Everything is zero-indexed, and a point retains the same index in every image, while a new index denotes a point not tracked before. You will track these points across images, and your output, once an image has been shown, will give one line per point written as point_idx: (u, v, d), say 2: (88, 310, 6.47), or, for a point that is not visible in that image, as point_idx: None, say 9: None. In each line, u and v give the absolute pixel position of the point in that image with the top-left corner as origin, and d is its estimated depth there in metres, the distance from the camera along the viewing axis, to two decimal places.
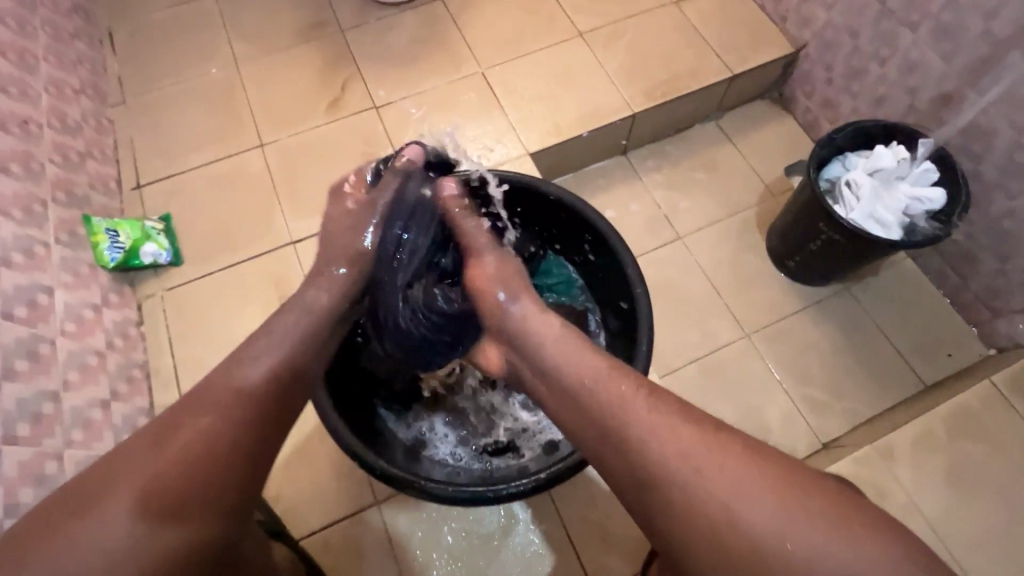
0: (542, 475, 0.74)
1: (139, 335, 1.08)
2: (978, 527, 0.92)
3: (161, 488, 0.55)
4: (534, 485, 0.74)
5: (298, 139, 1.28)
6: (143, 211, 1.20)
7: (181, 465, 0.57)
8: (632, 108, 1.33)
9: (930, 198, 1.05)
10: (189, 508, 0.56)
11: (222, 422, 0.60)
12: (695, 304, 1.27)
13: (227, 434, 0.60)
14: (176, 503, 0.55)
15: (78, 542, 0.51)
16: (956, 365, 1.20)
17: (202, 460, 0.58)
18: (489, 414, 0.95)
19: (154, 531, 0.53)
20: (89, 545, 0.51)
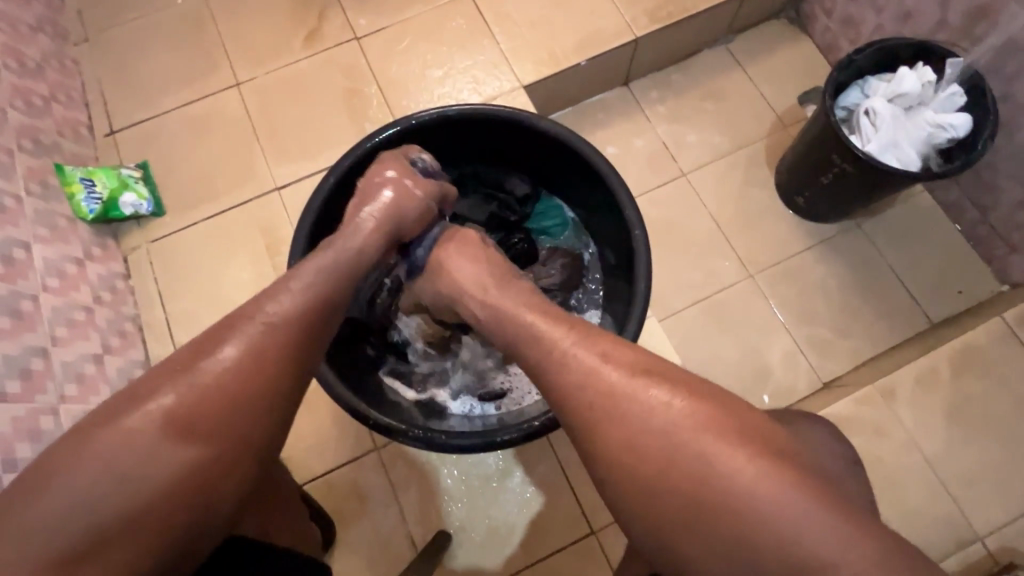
0: (537, 421, 0.73)
1: (128, 288, 1.06)
2: (974, 464, 0.92)
3: (194, 416, 0.52)
4: (529, 433, 0.73)
5: (275, 77, 1.19)
6: (119, 159, 1.14)
7: (200, 395, 0.53)
8: (634, 32, 1.22)
9: (954, 124, 0.97)
10: (222, 435, 0.53)
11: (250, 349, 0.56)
12: (698, 244, 1.22)
13: (248, 371, 0.55)
14: (210, 430, 0.52)
15: (107, 465, 0.48)
16: (966, 302, 1.17)
17: (247, 391, 0.54)
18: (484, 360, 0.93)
19: (187, 455, 0.51)
20: (123, 466, 0.48)
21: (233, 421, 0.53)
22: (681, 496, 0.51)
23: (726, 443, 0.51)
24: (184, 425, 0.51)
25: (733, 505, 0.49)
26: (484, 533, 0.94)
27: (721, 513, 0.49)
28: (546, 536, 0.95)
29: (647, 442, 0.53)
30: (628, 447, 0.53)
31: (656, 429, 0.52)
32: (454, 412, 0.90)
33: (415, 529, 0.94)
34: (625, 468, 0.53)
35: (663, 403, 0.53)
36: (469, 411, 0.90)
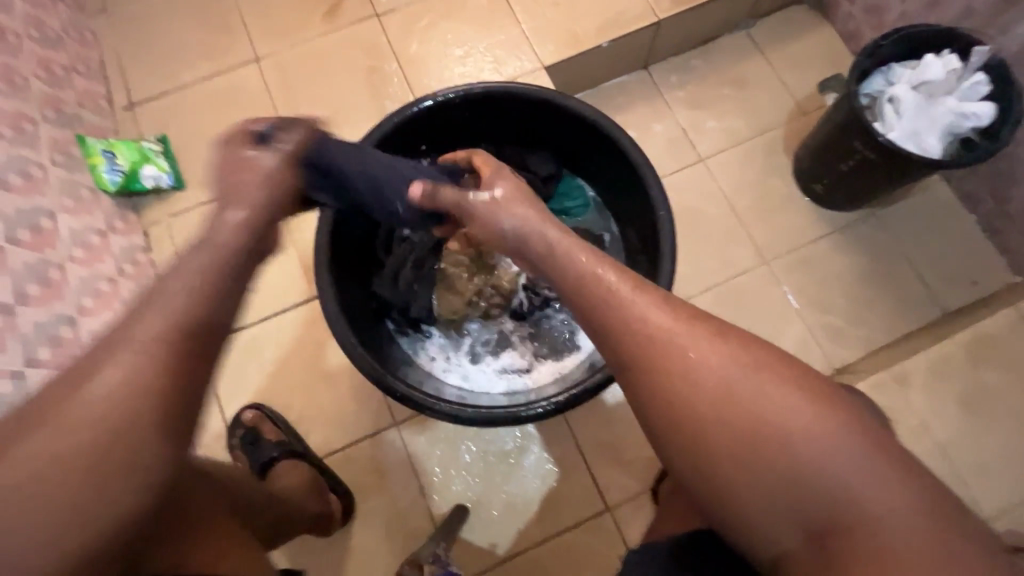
0: (560, 398, 0.74)
1: (149, 261, 1.06)
2: (985, 449, 0.94)
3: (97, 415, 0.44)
4: (552, 408, 0.74)
5: (295, 53, 1.19)
6: (138, 132, 1.14)
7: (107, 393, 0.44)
8: (656, 15, 1.21)
9: (977, 114, 0.97)
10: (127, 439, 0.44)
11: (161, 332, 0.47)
12: (714, 230, 1.23)
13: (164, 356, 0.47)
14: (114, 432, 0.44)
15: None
16: (980, 293, 1.17)
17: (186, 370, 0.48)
18: (505, 335, 0.94)
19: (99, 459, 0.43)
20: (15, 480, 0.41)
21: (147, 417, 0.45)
22: (732, 441, 0.50)
23: (783, 391, 0.50)
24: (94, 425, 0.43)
25: (784, 451, 0.49)
26: (501, 509, 0.96)
27: (772, 458, 0.49)
28: (561, 513, 0.96)
29: (701, 391, 0.52)
30: (682, 390, 0.53)
31: (713, 377, 0.52)
32: (479, 387, 0.91)
33: (433, 503, 0.96)
34: (679, 411, 0.52)
35: (719, 353, 0.52)
36: (494, 387, 0.91)
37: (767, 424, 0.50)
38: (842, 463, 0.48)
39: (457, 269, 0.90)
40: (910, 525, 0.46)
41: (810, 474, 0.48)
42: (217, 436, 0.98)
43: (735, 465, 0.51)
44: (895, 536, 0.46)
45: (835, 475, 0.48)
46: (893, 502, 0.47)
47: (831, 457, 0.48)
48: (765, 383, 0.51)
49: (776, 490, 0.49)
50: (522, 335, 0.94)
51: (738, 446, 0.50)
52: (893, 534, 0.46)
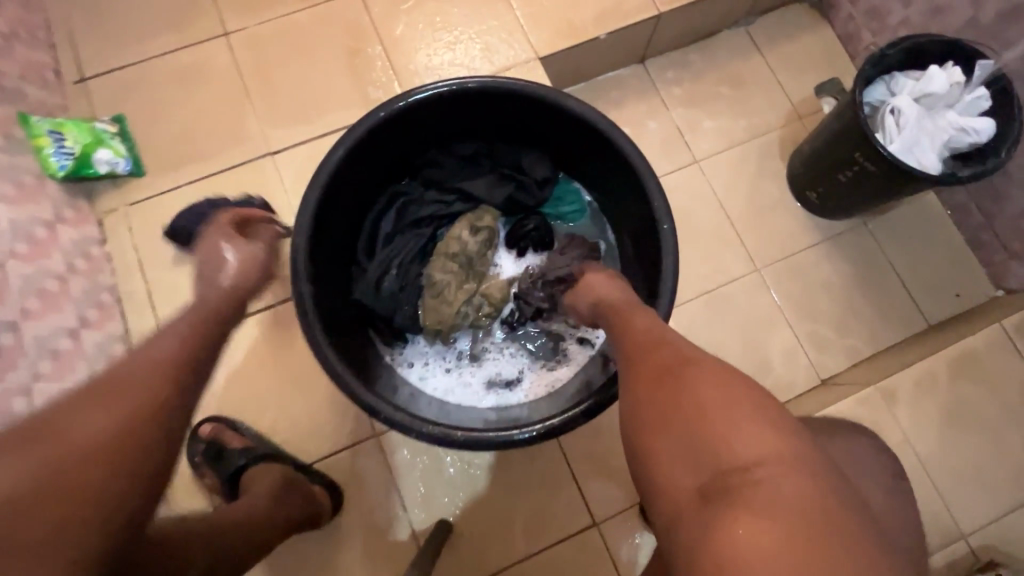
0: (553, 422, 0.70)
1: (104, 255, 0.97)
2: (965, 465, 0.95)
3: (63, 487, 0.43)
4: (544, 432, 0.70)
5: (268, 28, 1.09)
6: (91, 109, 1.03)
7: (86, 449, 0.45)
8: (657, 8, 1.16)
9: (977, 129, 0.95)
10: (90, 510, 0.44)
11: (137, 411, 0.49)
12: (706, 235, 1.20)
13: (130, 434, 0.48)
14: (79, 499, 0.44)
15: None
16: (963, 305, 1.18)
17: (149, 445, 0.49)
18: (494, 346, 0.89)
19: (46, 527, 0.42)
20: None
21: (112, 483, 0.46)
22: (657, 404, 0.53)
23: (716, 374, 0.53)
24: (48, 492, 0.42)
25: (696, 415, 0.50)
26: (485, 523, 0.93)
27: (688, 420, 0.50)
28: (547, 527, 0.93)
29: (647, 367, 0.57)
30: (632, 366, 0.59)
31: (664, 360, 0.57)
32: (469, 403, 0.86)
33: (414, 517, 0.92)
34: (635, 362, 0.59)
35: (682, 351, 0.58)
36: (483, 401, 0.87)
37: (689, 391, 0.52)
38: (750, 434, 0.48)
39: (448, 277, 0.87)
40: (802, 507, 0.43)
41: (717, 436, 0.48)
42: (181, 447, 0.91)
43: (653, 422, 0.53)
44: (789, 509, 0.43)
45: (744, 433, 0.48)
46: (789, 482, 0.44)
47: (737, 427, 0.48)
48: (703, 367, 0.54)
49: (685, 449, 0.50)
50: (513, 347, 0.90)
51: (661, 408, 0.53)
52: (786, 507, 0.43)
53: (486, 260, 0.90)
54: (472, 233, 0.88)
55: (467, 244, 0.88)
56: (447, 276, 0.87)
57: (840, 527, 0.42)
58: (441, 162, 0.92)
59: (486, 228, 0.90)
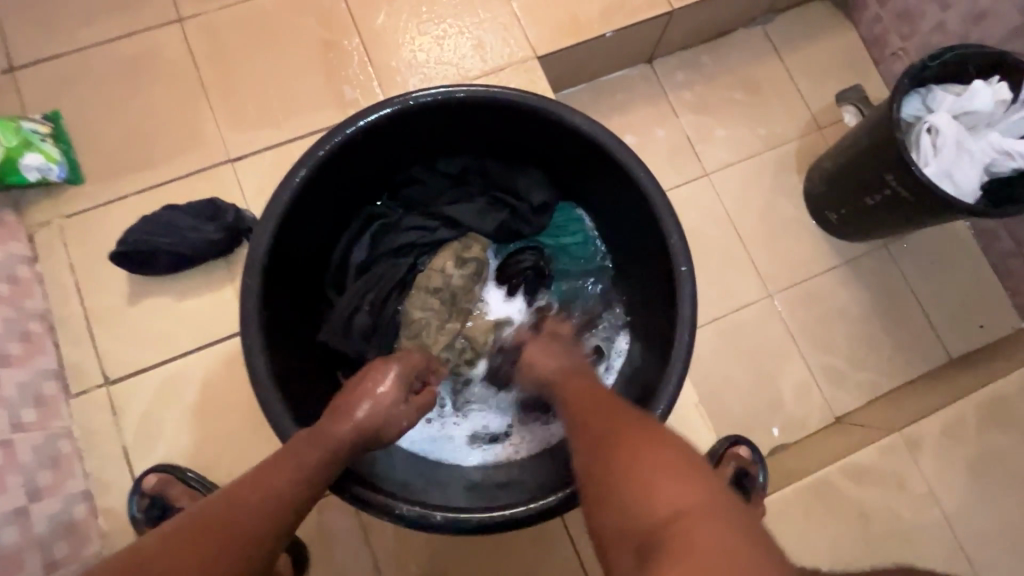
0: (544, 502, 0.61)
1: (35, 276, 0.85)
2: (991, 521, 0.88)
3: None
4: (533, 513, 0.61)
5: (230, 15, 0.95)
6: (20, 105, 0.90)
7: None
8: (670, 3, 1.04)
9: (1022, 153, 0.86)
10: None
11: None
12: (716, 257, 1.10)
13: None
14: None
15: None
16: (987, 337, 1.10)
17: None
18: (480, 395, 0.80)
19: None
20: None
21: None
22: (591, 466, 0.50)
23: (640, 434, 0.50)
24: None
25: (627, 477, 0.46)
26: None
27: (616, 481, 0.46)
28: None
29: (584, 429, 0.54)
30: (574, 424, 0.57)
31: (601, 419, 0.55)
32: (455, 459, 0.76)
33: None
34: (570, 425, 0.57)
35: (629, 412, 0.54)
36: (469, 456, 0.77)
37: (625, 449, 0.48)
38: (679, 491, 0.43)
39: (429, 316, 0.77)
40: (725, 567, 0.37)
41: (645, 497, 0.44)
42: (122, 499, 0.80)
43: (591, 493, 0.49)
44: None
45: (662, 485, 0.44)
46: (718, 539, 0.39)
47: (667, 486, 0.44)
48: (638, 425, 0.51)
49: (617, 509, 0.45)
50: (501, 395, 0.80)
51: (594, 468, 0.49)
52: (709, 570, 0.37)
53: (472, 295, 0.80)
54: (457, 265, 0.79)
55: (451, 278, 0.78)
56: (428, 315, 0.77)
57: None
58: (424, 182, 0.81)
59: (474, 260, 0.80)
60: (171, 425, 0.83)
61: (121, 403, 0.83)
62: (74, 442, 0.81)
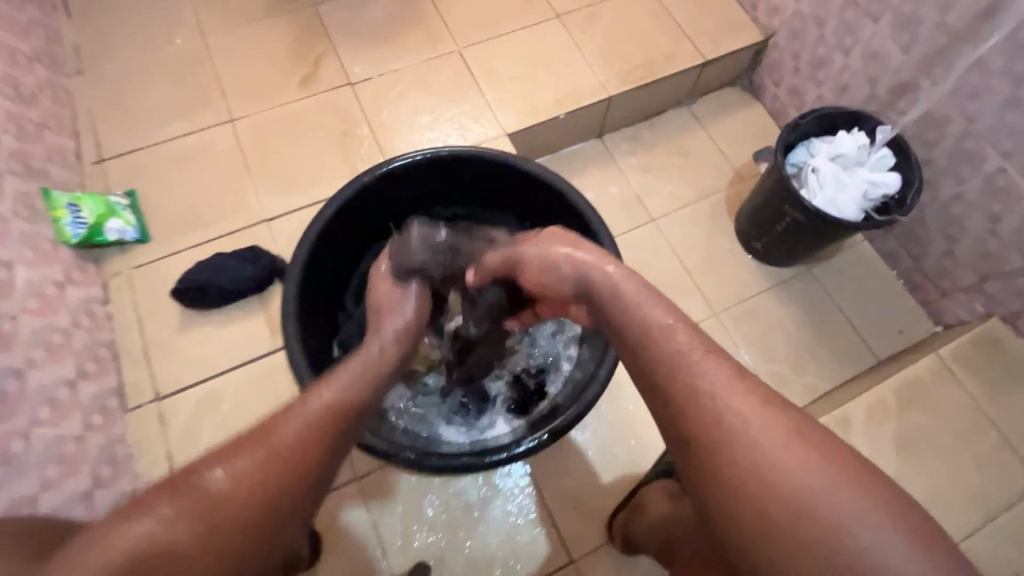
0: (521, 445, 0.79)
1: (106, 313, 1.05)
2: (921, 487, 1.00)
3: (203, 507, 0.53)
4: (512, 455, 0.78)
5: (269, 115, 1.24)
6: (106, 185, 1.15)
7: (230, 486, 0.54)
8: (607, 91, 1.34)
9: (885, 182, 1.10)
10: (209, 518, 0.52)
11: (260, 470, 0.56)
12: (667, 284, 1.31)
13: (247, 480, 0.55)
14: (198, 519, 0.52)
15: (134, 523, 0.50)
16: (906, 341, 1.28)
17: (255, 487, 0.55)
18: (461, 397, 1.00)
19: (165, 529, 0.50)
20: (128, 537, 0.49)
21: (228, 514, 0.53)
22: (684, 417, 0.58)
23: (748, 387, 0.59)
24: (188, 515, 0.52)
25: (726, 437, 0.56)
26: (463, 563, 0.95)
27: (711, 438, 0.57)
28: (526, 566, 0.95)
29: (681, 370, 0.60)
30: (640, 361, 0.63)
31: (671, 356, 0.61)
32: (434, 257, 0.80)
33: (393, 561, 0.93)
34: (652, 358, 0.62)
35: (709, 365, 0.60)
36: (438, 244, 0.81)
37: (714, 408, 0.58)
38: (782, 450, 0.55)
39: None
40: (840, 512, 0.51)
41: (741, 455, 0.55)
42: None
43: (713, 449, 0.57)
44: (806, 513, 0.52)
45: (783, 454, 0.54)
46: (807, 484, 0.53)
47: (766, 445, 0.55)
48: (722, 380, 0.59)
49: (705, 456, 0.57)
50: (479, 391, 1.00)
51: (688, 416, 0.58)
52: (802, 507, 0.52)
53: None
54: None
55: None
56: None
57: (852, 515, 0.51)
58: None
59: None
60: (209, 432, 0.98)
61: (169, 415, 0.99)
62: (127, 448, 0.95)
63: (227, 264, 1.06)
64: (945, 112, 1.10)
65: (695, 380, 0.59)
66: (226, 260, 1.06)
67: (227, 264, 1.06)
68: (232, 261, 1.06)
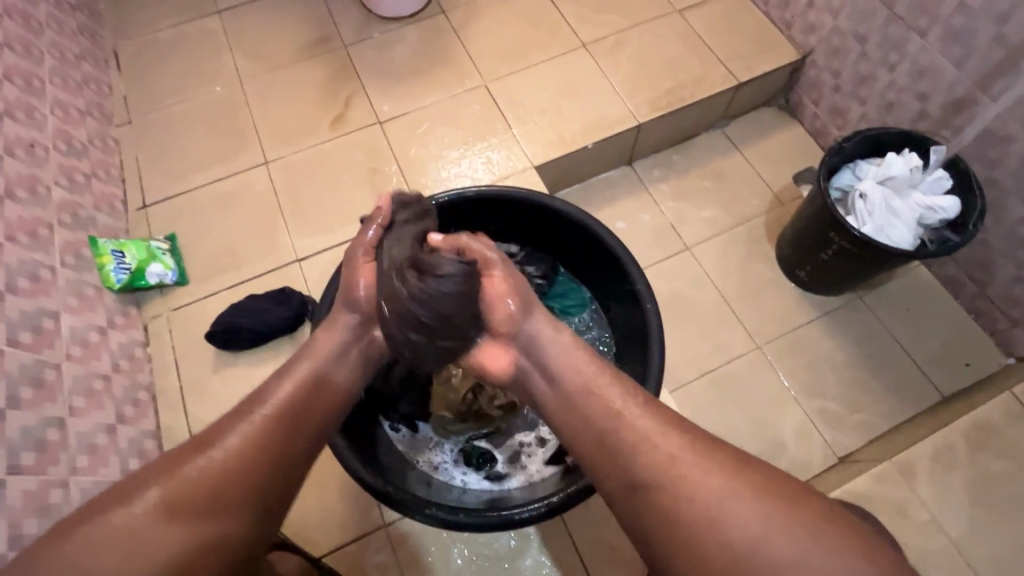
0: (551, 502, 0.76)
1: (145, 356, 1.07)
2: (1002, 545, 0.89)
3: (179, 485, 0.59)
4: (543, 511, 0.76)
5: (301, 157, 1.27)
6: (148, 230, 1.20)
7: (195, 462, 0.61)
8: (636, 118, 1.31)
9: (943, 206, 1.03)
10: (201, 496, 0.59)
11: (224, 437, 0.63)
12: (705, 315, 1.25)
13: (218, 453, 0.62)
14: (189, 492, 0.58)
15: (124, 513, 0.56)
16: (975, 375, 1.17)
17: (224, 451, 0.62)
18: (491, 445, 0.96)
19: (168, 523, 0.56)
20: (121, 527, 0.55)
21: (207, 482, 0.60)
22: (684, 544, 0.57)
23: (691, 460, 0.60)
24: (171, 494, 0.58)
25: (729, 555, 0.54)
26: None
27: (723, 562, 0.54)
28: None
29: (678, 498, 0.58)
30: (618, 466, 0.63)
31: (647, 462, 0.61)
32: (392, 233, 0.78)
33: None
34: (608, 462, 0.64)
35: (703, 479, 0.58)
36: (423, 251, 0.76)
37: (717, 536, 0.55)
38: (799, 551, 0.53)
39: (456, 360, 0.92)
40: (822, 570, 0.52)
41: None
42: None
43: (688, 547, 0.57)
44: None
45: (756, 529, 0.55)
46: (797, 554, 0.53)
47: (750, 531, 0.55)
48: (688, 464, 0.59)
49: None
50: (511, 440, 0.97)
51: (686, 542, 0.56)
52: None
53: None
54: None
55: None
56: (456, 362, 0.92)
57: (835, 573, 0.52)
58: None
59: None
60: None
61: None
62: None
63: (260, 305, 1.08)
64: (1007, 129, 1.02)
65: (647, 487, 0.60)
66: (259, 301, 1.09)
67: (259, 305, 1.08)
68: (265, 302, 1.09)
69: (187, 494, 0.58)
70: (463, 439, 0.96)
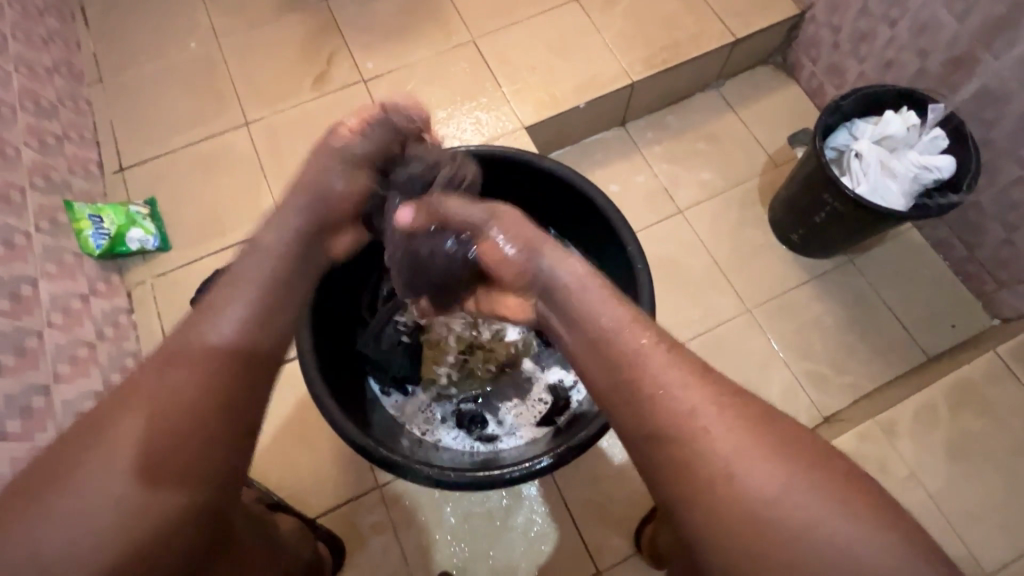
0: (541, 462, 0.77)
1: (130, 323, 1.06)
2: (979, 498, 0.92)
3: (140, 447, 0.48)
4: (533, 470, 0.77)
5: (283, 117, 1.23)
6: (127, 194, 1.16)
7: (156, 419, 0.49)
8: (630, 77, 1.27)
9: (939, 166, 1.01)
10: (165, 462, 0.48)
11: (191, 382, 0.52)
12: (696, 279, 1.24)
13: (187, 404, 0.51)
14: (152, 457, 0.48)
15: (67, 490, 0.45)
16: (959, 336, 1.19)
17: (195, 408, 0.51)
18: (482, 410, 0.97)
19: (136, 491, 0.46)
20: (76, 498, 0.45)
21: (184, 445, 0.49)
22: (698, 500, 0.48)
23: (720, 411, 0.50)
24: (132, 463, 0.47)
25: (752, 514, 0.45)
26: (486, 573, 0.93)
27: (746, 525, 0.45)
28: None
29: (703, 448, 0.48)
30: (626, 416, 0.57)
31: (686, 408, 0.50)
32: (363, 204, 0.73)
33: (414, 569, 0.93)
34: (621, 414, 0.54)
35: (727, 430, 0.49)
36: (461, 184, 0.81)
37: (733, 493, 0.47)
38: (795, 497, 0.46)
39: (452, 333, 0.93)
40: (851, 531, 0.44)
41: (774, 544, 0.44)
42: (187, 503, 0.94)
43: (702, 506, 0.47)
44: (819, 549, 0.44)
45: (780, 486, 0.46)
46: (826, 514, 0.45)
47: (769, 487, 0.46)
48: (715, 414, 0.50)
49: (721, 552, 0.46)
50: (502, 404, 0.98)
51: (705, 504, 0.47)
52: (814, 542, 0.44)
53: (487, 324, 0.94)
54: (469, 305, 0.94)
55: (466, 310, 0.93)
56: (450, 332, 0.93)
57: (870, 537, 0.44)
58: None
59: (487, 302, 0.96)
60: None
61: None
62: None
63: None
64: (1006, 87, 1.00)
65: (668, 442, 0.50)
66: None
67: None
68: None
69: (157, 456, 0.48)
70: (454, 402, 0.97)
